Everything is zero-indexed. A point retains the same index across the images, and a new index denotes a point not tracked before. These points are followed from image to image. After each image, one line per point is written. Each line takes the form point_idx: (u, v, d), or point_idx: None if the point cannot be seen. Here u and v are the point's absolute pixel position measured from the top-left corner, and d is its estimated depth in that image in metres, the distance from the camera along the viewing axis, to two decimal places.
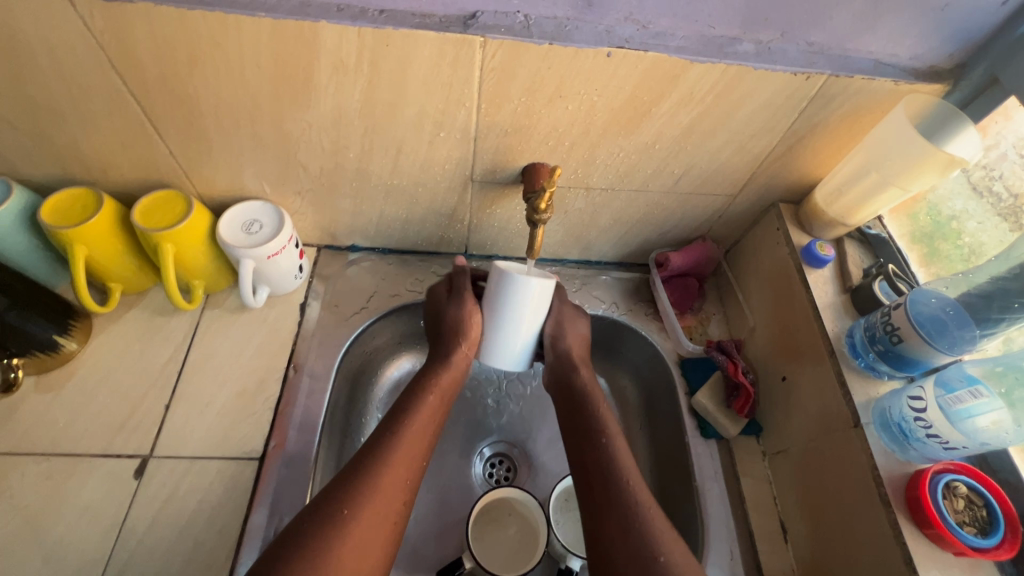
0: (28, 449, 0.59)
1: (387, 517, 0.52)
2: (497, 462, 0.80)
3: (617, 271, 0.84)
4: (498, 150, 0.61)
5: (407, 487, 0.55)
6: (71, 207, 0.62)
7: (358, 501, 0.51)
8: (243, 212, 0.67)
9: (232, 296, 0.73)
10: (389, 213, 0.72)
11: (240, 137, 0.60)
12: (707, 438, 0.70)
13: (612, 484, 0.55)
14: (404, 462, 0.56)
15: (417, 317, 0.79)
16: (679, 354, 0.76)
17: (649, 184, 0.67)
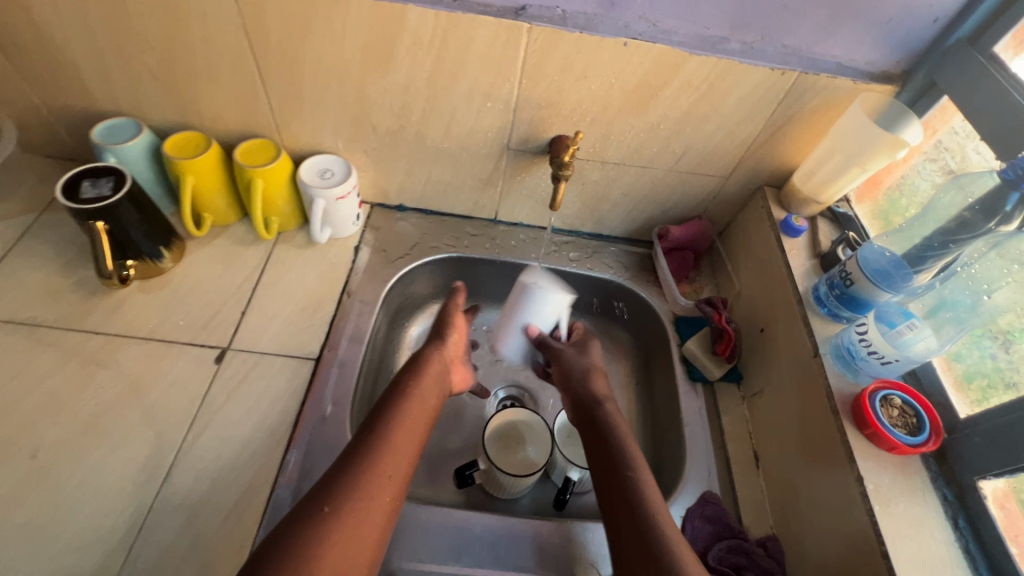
0: (131, 333, 0.72)
1: (382, 509, 0.55)
2: (509, 403, 0.91)
3: (625, 245, 0.97)
4: (533, 121, 0.76)
5: (400, 483, 0.57)
6: (187, 146, 0.77)
7: (350, 495, 0.53)
8: (318, 163, 0.82)
9: (298, 235, 0.87)
10: (436, 175, 0.86)
11: (328, 99, 0.75)
12: (694, 381, 0.81)
13: (641, 502, 0.58)
14: (394, 458, 0.58)
15: (451, 270, 0.92)
16: (674, 313, 0.88)
17: (654, 161, 0.81)
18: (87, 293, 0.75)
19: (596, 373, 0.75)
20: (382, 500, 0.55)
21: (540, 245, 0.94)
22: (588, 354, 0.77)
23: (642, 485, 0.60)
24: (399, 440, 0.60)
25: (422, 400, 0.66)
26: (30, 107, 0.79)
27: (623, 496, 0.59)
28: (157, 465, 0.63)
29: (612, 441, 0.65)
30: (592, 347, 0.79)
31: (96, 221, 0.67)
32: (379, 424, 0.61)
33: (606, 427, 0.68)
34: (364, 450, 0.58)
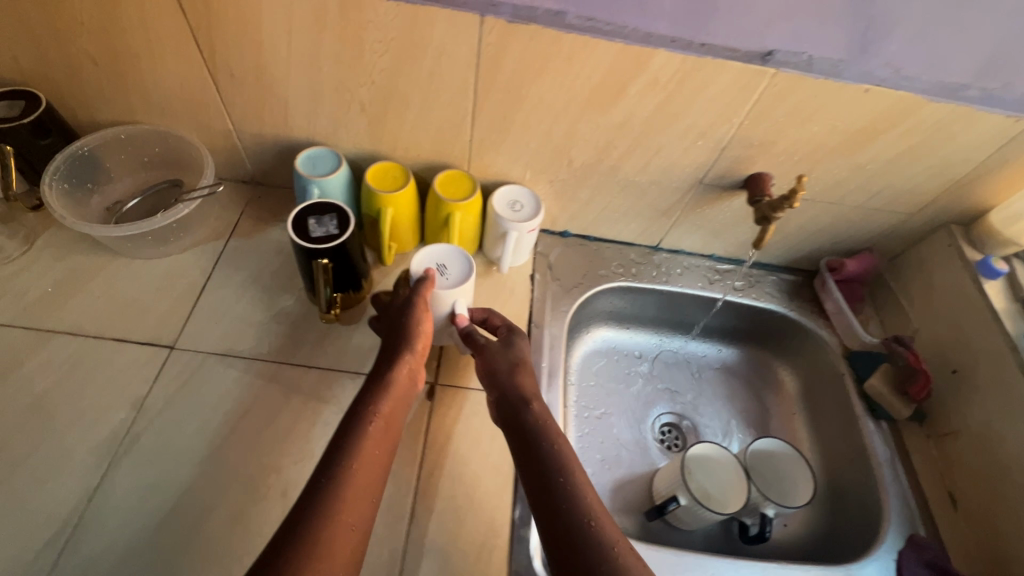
0: (343, 367, 0.73)
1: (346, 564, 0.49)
2: (668, 430, 0.93)
3: (784, 273, 0.96)
4: (739, 158, 0.75)
5: (358, 529, 0.51)
6: (387, 178, 0.77)
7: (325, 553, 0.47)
8: (507, 194, 0.81)
9: (475, 263, 0.87)
10: (614, 205, 0.86)
11: (534, 134, 0.74)
12: (877, 419, 0.81)
13: (581, 522, 0.52)
14: (357, 503, 0.52)
15: (617, 298, 0.92)
16: (845, 347, 0.88)
17: (846, 198, 0.80)
18: (291, 325, 0.75)
19: (524, 369, 0.67)
20: (352, 536, 0.50)
21: (703, 273, 0.94)
22: (514, 350, 0.69)
23: (578, 492, 0.55)
24: (362, 472, 0.54)
25: (384, 424, 0.59)
26: (224, 134, 0.79)
27: (553, 507, 0.54)
28: (399, 505, 0.63)
29: (539, 441, 0.60)
30: (519, 342, 0.70)
31: (325, 258, 0.66)
32: (343, 456, 0.54)
33: (532, 428, 0.61)
34: (338, 481, 0.52)
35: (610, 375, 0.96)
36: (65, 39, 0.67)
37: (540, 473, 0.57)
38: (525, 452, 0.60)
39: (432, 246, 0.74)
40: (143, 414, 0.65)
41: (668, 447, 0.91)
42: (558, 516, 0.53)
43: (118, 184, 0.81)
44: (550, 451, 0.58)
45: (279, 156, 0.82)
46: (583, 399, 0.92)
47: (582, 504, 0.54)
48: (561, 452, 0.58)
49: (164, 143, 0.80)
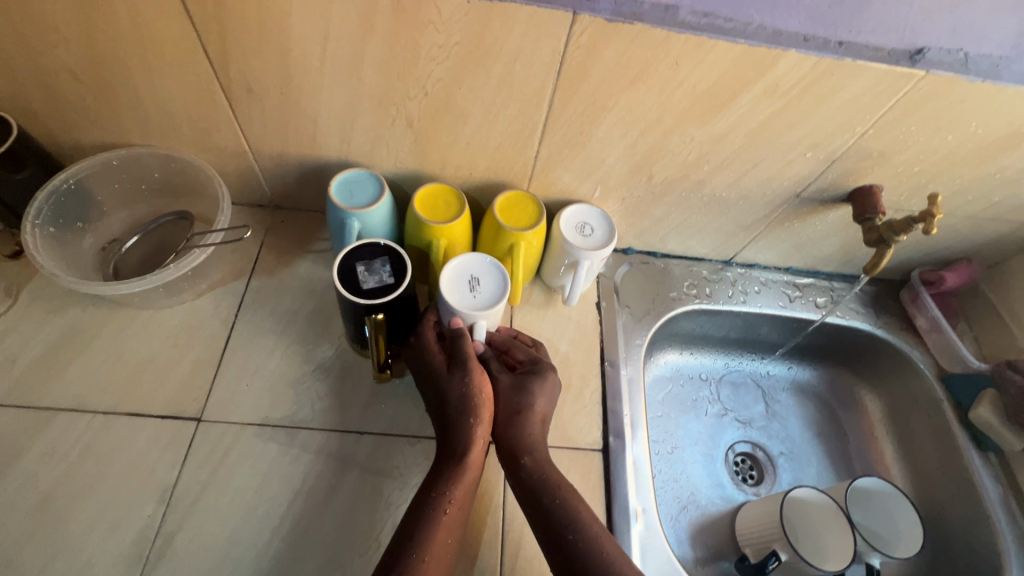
0: (401, 430, 0.63)
1: None
2: (743, 460, 0.85)
3: (866, 285, 0.87)
4: (850, 170, 0.64)
5: None
6: (438, 204, 0.65)
7: None
8: (576, 216, 0.70)
9: (535, 292, 0.76)
10: (691, 221, 0.75)
11: (615, 148, 0.63)
12: (984, 451, 0.75)
13: None
14: None
15: (689, 321, 0.83)
16: (941, 370, 0.80)
17: (959, 209, 0.71)
18: (335, 381, 0.65)
19: (529, 417, 0.59)
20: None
21: (781, 290, 0.84)
22: (525, 395, 0.59)
23: (592, 546, 0.51)
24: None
25: (444, 528, 0.51)
26: (238, 155, 0.66)
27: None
28: None
29: (545, 499, 0.54)
30: (534, 385, 0.60)
31: (378, 314, 0.56)
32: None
33: (533, 484, 0.55)
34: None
35: (679, 402, 0.87)
36: (39, 49, 0.53)
37: (552, 531, 0.52)
38: (535, 512, 0.54)
39: (469, 257, 0.62)
40: (174, 507, 0.55)
41: (745, 481, 0.83)
42: None
43: (113, 218, 0.68)
44: (560, 513, 0.53)
45: (305, 177, 0.70)
46: (654, 432, 0.82)
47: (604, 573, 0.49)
48: (573, 505, 0.54)
49: (166, 167, 0.67)
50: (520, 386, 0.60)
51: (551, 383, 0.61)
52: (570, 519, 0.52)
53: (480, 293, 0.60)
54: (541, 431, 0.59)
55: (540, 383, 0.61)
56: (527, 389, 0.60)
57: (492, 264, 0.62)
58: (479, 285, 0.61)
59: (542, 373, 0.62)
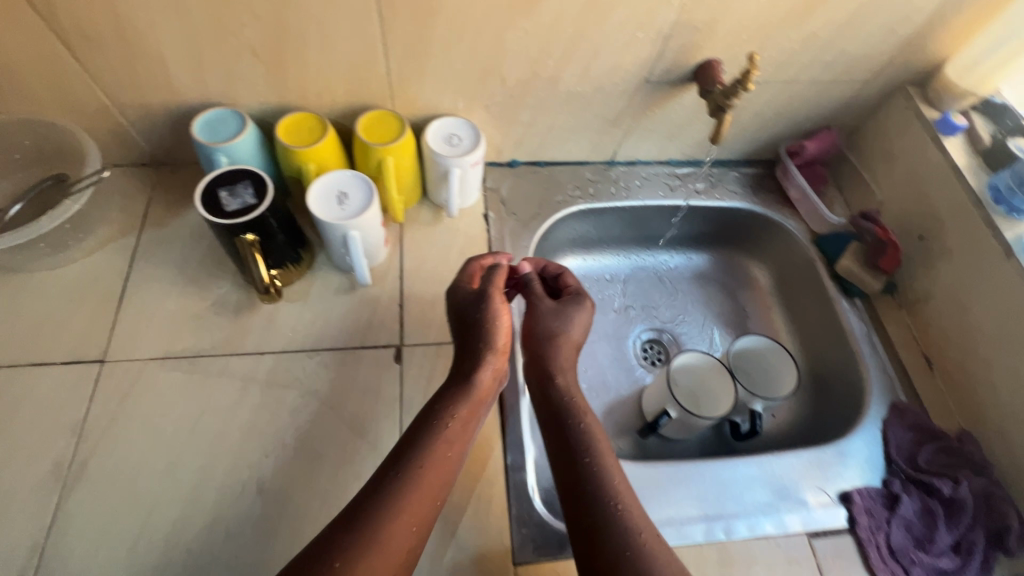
0: (300, 347, 0.67)
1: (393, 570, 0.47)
2: (650, 346, 0.90)
3: (745, 167, 0.92)
4: (685, 47, 0.68)
5: (415, 526, 0.49)
6: (302, 130, 0.68)
7: (366, 551, 0.45)
8: (442, 128, 0.73)
9: (422, 211, 0.80)
10: (560, 122, 0.79)
11: (459, 51, 0.66)
12: (851, 297, 0.81)
13: (603, 506, 0.51)
14: (416, 507, 0.50)
15: (579, 223, 0.88)
16: (813, 232, 0.86)
17: (800, 75, 0.76)
18: (232, 312, 0.68)
19: (564, 341, 0.65)
20: (405, 553, 0.48)
21: (663, 181, 0.89)
22: (565, 319, 0.66)
23: (602, 471, 0.54)
24: (423, 490, 0.51)
25: (457, 428, 0.56)
26: (102, 112, 0.68)
27: (577, 487, 0.53)
28: None
29: (568, 421, 0.58)
30: (574, 314, 0.67)
31: (248, 233, 0.60)
32: (406, 469, 0.51)
33: (562, 401, 0.60)
34: (385, 495, 0.49)
35: None
36: None
37: (569, 450, 0.56)
38: (552, 426, 0.59)
39: (338, 174, 0.66)
40: (87, 437, 0.59)
41: (653, 363, 0.89)
42: (583, 503, 0.52)
43: None
44: (576, 428, 0.57)
45: (176, 127, 0.72)
46: None
47: (606, 484, 0.53)
48: (590, 431, 0.57)
49: (32, 133, 0.68)
50: (553, 315, 0.66)
51: (585, 316, 0.67)
52: (584, 432, 0.57)
53: (349, 206, 0.64)
54: (569, 354, 0.65)
55: (578, 309, 0.67)
56: (568, 310, 0.67)
57: (361, 179, 0.66)
58: (349, 199, 0.65)
59: (581, 302, 0.68)
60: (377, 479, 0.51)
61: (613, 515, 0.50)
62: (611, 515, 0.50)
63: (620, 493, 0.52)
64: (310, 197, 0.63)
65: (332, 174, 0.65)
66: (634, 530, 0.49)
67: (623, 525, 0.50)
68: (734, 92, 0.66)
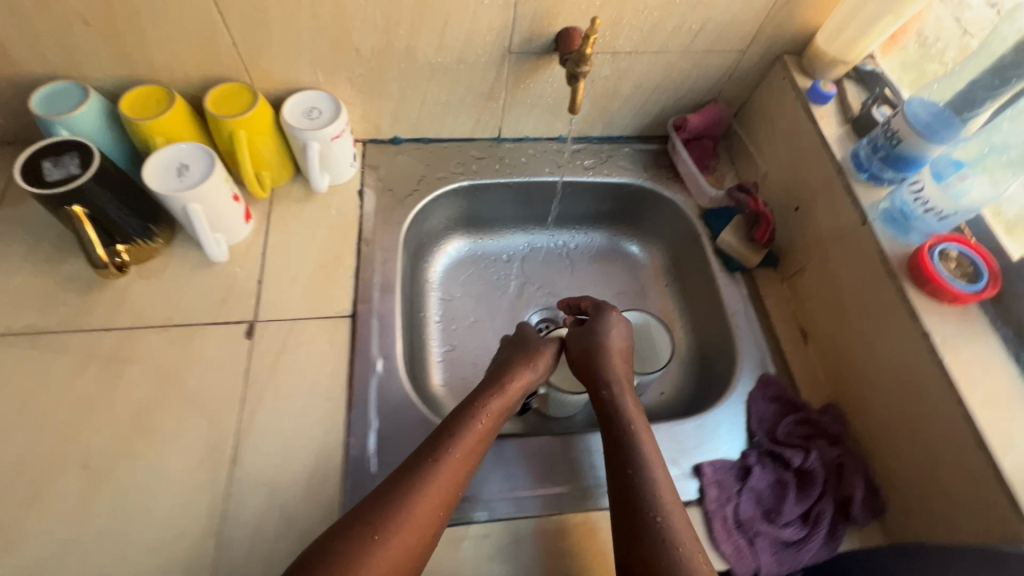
0: (147, 323, 0.66)
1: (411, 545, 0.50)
2: (546, 326, 0.88)
3: (638, 143, 0.91)
4: (538, 14, 0.67)
5: (438, 510, 0.53)
6: (148, 103, 0.67)
7: (388, 523, 0.49)
8: (301, 101, 0.72)
9: (294, 187, 0.78)
10: (432, 96, 0.78)
11: (300, 19, 0.64)
12: (732, 271, 0.80)
13: (644, 515, 0.54)
14: (440, 491, 0.53)
15: (466, 201, 0.87)
16: (700, 207, 0.85)
17: (669, 44, 0.74)
18: (81, 288, 0.67)
19: (611, 351, 0.68)
20: (418, 541, 0.50)
21: (551, 158, 0.88)
22: (601, 332, 0.69)
23: (650, 481, 0.56)
24: (433, 490, 0.53)
25: (483, 433, 0.59)
26: None
27: (621, 498, 0.55)
28: (220, 449, 0.60)
29: (616, 427, 0.61)
30: (602, 323, 0.70)
31: (74, 205, 0.59)
32: (422, 467, 0.54)
33: (610, 411, 0.63)
34: (403, 494, 0.52)
35: (480, 280, 0.90)
36: None
37: (619, 456, 0.59)
38: (607, 434, 0.62)
39: (180, 146, 0.64)
40: None
41: None
42: (636, 509, 0.54)
43: None
44: (637, 437, 0.60)
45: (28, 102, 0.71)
46: (447, 309, 0.86)
47: (649, 497, 0.55)
48: (639, 440, 0.59)
49: None
50: (588, 333, 0.70)
51: (619, 326, 0.71)
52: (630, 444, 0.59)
53: (188, 177, 0.63)
54: (622, 364, 0.68)
55: (618, 318, 0.72)
56: (606, 315, 0.72)
57: (205, 151, 0.65)
58: (188, 171, 0.63)
59: (605, 313, 0.72)
60: (406, 469, 0.54)
61: (649, 529, 0.53)
62: (650, 527, 0.53)
63: (668, 504, 0.54)
64: (145, 167, 0.62)
65: (173, 146, 0.64)
66: (673, 542, 0.52)
67: (668, 535, 0.52)
68: (575, 61, 0.66)
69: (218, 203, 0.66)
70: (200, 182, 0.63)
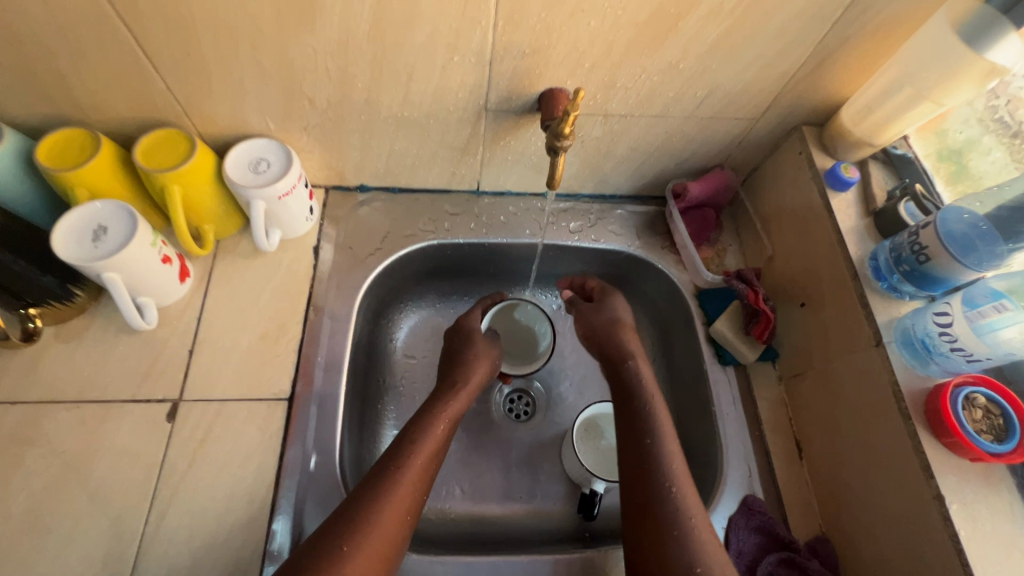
0: (57, 398, 0.59)
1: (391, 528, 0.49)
2: (517, 397, 0.82)
3: (633, 204, 0.82)
4: (516, 73, 0.58)
5: (413, 494, 0.53)
6: (68, 149, 0.58)
7: (364, 515, 0.48)
8: (249, 152, 0.64)
9: (243, 241, 0.71)
10: (400, 148, 0.69)
11: (242, 67, 0.56)
12: (725, 365, 0.71)
13: (660, 492, 0.51)
14: (414, 474, 0.53)
15: (435, 258, 0.78)
16: (696, 286, 0.76)
17: (670, 109, 0.65)
18: None
19: (624, 328, 0.65)
20: (396, 523, 0.50)
21: (534, 217, 0.79)
22: (611, 309, 0.66)
23: (666, 455, 0.53)
24: (403, 477, 0.53)
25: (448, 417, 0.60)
26: None
27: (637, 464, 0.54)
28: (120, 558, 0.53)
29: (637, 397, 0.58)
30: (598, 320, 0.66)
31: None
32: (391, 457, 0.54)
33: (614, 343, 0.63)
34: (375, 486, 0.51)
35: None
36: None
37: (635, 428, 0.56)
38: (624, 401, 0.59)
39: (100, 204, 0.57)
40: None
41: (517, 418, 0.80)
42: (648, 487, 0.52)
43: None
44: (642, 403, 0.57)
45: None
46: (408, 373, 0.79)
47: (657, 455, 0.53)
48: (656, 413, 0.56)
49: None
50: (597, 312, 0.67)
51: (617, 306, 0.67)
52: (642, 413, 0.57)
53: (103, 242, 0.56)
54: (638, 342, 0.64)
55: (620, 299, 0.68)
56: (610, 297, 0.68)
57: (125, 210, 0.57)
58: (105, 234, 0.56)
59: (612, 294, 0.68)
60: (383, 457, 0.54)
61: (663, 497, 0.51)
62: (664, 497, 0.51)
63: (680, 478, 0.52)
64: (56, 231, 0.55)
65: (89, 205, 0.57)
66: (686, 515, 0.50)
67: (679, 511, 0.50)
68: (552, 138, 0.58)
69: (143, 268, 0.59)
70: (117, 248, 0.55)
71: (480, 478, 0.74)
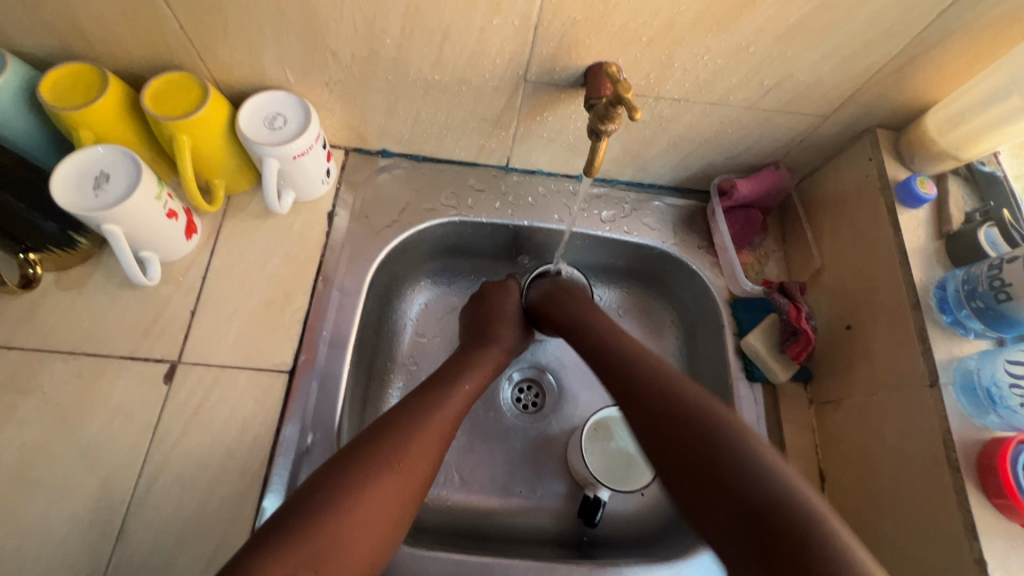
0: (54, 348, 0.57)
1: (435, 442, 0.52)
2: (526, 387, 0.78)
3: (672, 197, 0.75)
4: (563, 42, 0.52)
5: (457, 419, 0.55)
6: (74, 86, 0.54)
7: (404, 432, 0.51)
8: (265, 103, 0.59)
9: (254, 199, 0.67)
10: (428, 114, 0.64)
11: (261, 10, 0.50)
12: (752, 381, 0.65)
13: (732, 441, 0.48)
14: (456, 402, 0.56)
15: (456, 235, 0.74)
16: (731, 293, 0.70)
17: (729, 98, 0.58)
18: None
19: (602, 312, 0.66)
20: (424, 464, 0.50)
21: (563, 201, 0.73)
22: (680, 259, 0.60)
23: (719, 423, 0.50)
24: (450, 407, 0.55)
25: (488, 362, 0.63)
26: None
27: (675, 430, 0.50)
28: (108, 519, 0.52)
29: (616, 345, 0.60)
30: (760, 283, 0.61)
31: None
32: (430, 394, 0.55)
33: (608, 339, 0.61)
34: (414, 418, 0.52)
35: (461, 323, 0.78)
36: None
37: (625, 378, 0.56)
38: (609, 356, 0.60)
39: (107, 149, 0.53)
40: None
41: (526, 408, 0.76)
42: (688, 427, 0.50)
43: None
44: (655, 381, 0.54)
45: None
46: (417, 354, 0.75)
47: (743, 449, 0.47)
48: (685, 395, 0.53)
49: None
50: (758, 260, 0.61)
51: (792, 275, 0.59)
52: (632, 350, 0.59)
53: (106, 192, 0.52)
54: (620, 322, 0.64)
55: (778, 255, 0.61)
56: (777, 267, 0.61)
57: (132, 157, 0.53)
58: (110, 183, 0.52)
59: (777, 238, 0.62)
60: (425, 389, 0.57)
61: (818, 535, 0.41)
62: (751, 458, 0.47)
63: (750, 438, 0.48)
64: (57, 171, 0.52)
65: (92, 148, 0.53)
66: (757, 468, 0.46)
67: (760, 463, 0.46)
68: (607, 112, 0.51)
69: (145, 222, 0.55)
70: (118, 202, 0.52)
71: (482, 464, 0.72)
